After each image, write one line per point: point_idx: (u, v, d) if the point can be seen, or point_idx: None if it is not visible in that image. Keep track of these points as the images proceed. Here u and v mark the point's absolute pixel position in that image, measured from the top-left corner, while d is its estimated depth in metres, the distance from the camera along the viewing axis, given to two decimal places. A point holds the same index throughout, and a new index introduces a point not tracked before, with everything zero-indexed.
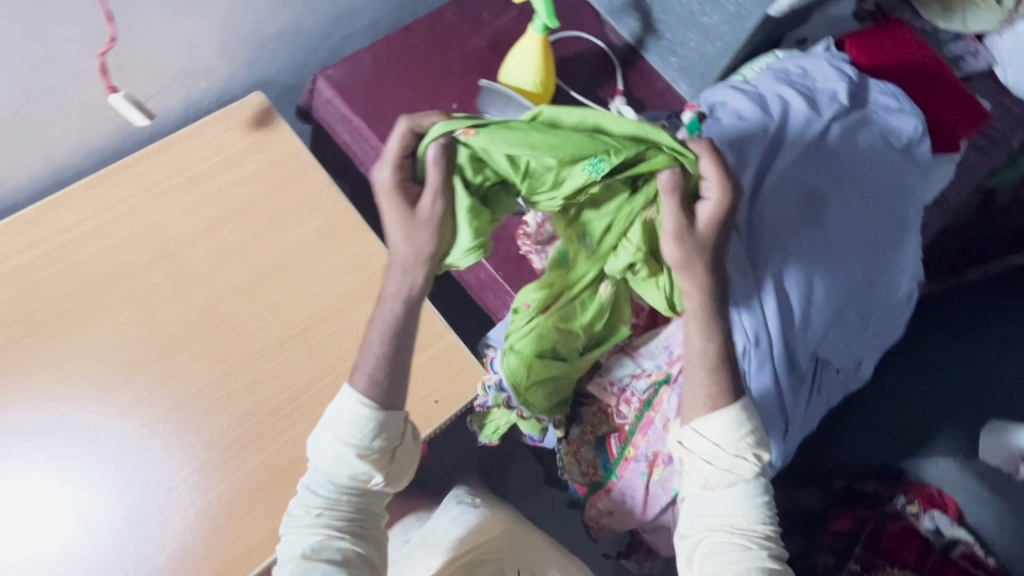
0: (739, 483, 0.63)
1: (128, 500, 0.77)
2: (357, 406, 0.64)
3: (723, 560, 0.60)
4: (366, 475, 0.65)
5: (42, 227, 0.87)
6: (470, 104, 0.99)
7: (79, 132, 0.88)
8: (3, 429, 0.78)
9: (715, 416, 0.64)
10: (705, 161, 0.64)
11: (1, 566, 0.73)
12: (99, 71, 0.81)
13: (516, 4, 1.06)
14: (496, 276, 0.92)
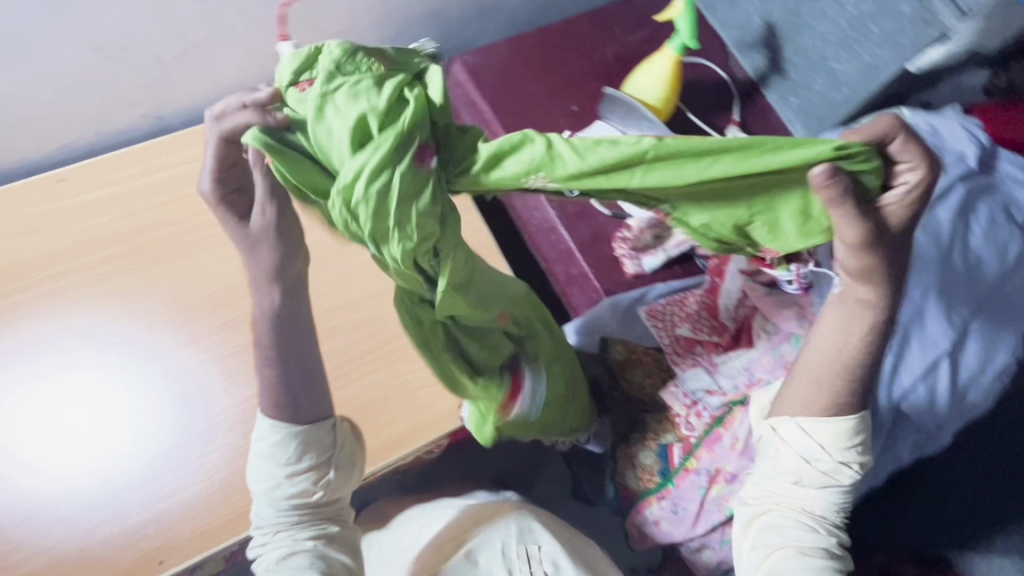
0: (832, 486, 0.63)
1: (182, 423, 0.80)
2: (270, 430, 0.64)
3: (792, 539, 0.63)
4: (304, 490, 0.64)
5: (190, 150, 0.96)
6: (589, 107, 1.03)
7: (240, 71, 0.97)
8: (96, 330, 0.84)
9: (840, 423, 0.62)
10: (890, 142, 0.49)
11: (57, 457, 0.78)
12: (278, 19, 0.92)
13: (648, 25, 1.11)
14: (587, 272, 0.94)
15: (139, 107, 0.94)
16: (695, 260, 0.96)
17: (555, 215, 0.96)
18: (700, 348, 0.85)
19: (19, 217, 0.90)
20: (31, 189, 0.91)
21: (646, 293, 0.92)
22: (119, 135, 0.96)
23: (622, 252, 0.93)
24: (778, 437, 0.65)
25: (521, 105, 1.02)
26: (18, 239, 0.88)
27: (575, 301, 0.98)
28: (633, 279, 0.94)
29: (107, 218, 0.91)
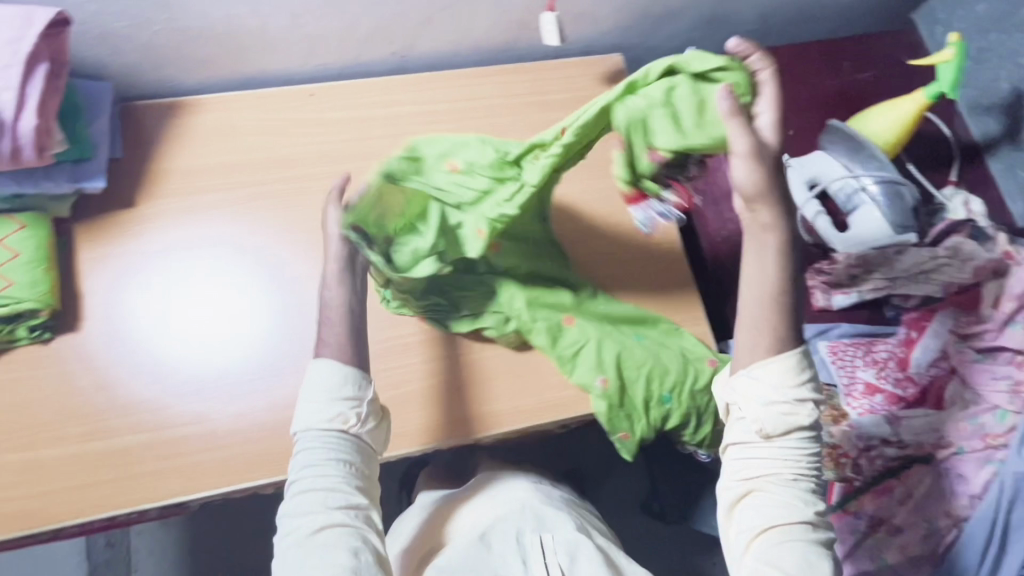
0: (799, 432, 0.65)
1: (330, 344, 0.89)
2: (321, 374, 0.73)
3: (778, 505, 0.65)
4: (343, 430, 0.71)
5: (424, 93, 1.05)
6: (805, 135, 1.04)
7: (486, 32, 1.03)
8: (273, 240, 0.94)
9: (771, 364, 0.66)
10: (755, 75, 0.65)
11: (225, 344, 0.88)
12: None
13: (879, 66, 1.10)
14: None
15: (394, 44, 1.01)
16: (885, 309, 0.93)
17: None
18: (881, 397, 0.85)
19: (271, 121, 0.99)
20: (285, 97, 1.00)
21: (830, 329, 0.92)
22: (365, 67, 1.04)
23: (813, 282, 0.93)
24: (736, 396, 0.68)
25: None
26: (268, 139, 0.98)
27: None
28: (817, 313, 0.93)
29: (342, 138, 1.00)
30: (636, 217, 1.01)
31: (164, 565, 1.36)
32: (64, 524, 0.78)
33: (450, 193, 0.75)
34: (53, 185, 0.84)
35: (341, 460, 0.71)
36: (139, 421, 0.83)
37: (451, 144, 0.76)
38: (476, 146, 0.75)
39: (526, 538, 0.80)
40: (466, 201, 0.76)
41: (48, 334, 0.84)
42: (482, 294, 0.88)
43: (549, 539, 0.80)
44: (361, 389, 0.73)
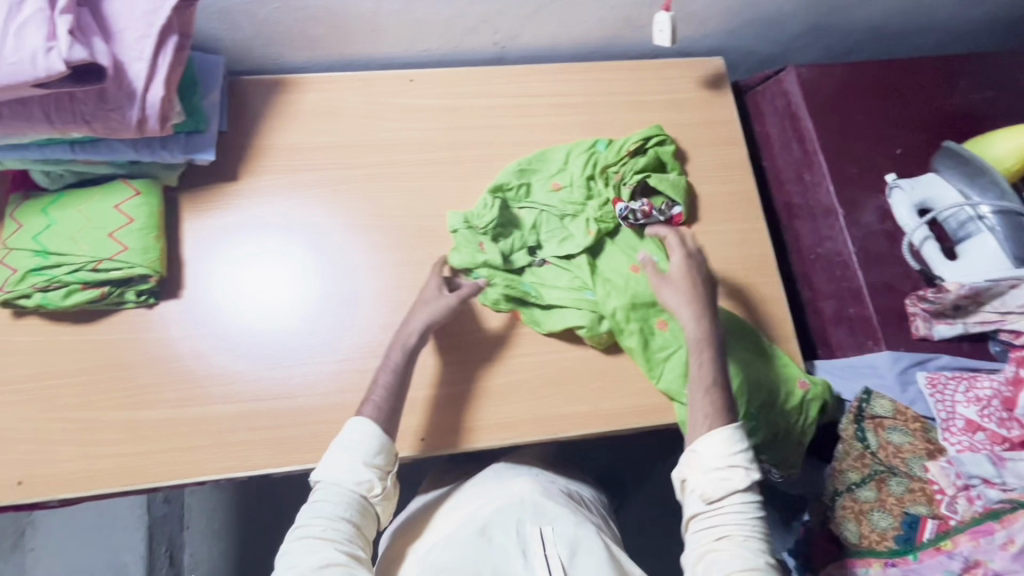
0: (737, 492, 0.71)
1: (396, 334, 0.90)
2: (364, 428, 0.76)
3: (729, 553, 0.69)
4: (368, 482, 0.74)
5: (522, 84, 1.04)
6: (913, 155, 1.00)
7: (591, 27, 1.02)
8: (357, 224, 0.95)
9: (711, 433, 0.73)
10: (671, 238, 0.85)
11: (292, 324, 0.89)
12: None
13: (997, 86, 1.05)
14: (871, 318, 0.92)
15: (497, 34, 1.01)
16: (989, 343, 0.91)
17: (854, 252, 0.94)
18: (983, 435, 0.81)
19: (370, 103, 1.00)
20: (384, 81, 1.01)
21: (929, 359, 0.90)
22: (464, 54, 1.04)
23: (915, 311, 0.90)
24: (683, 473, 0.74)
25: (844, 133, 1.01)
26: (366, 121, 0.99)
27: (835, 340, 0.97)
28: (916, 341, 0.91)
29: (438, 124, 1.00)
30: (729, 229, 1.00)
31: (213, 524, 1.40)
32: (162, 483, 0.81)
33: (555, 210, 0.95)
34: (168, 155, 0.85)
35: (359, 511, 0.74)
36: (234, 390, 0.85)
37: (548, 169, 0.98)
38: (553, 172, 0.97)
39: (526, 530, 0.76)
40: (569, 213, 0.94)
41: (153, 299, 0.86)
42: (573, 291, 0.90)
43: (548, 531, 0.76)
44: (389, 461, 0.76)
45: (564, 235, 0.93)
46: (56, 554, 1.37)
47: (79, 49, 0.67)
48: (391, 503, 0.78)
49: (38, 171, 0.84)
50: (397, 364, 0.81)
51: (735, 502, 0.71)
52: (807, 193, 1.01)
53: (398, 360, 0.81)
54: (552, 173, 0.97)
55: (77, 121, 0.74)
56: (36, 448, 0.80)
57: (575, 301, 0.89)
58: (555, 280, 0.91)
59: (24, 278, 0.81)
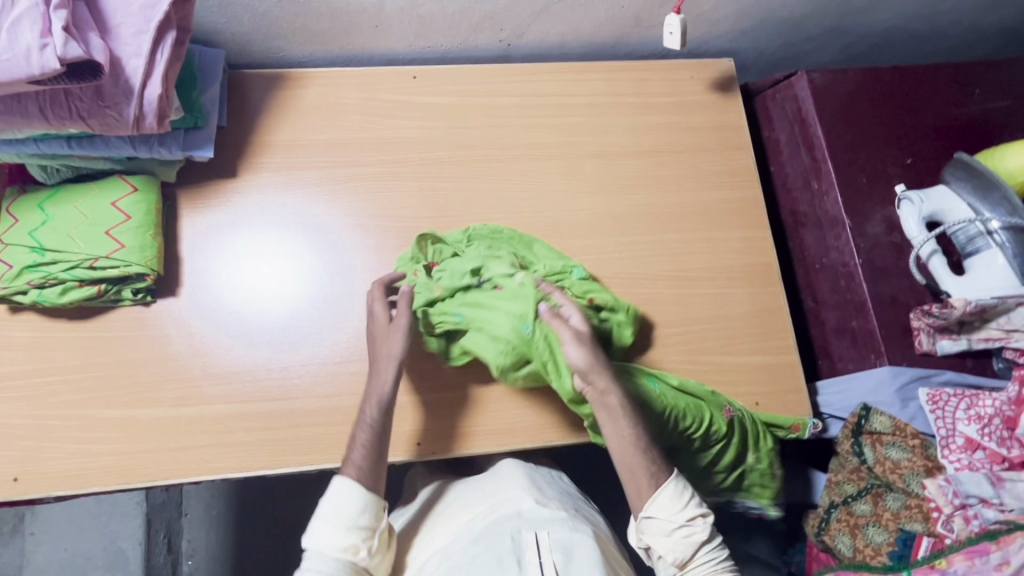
0: (698, 544, 0.73)
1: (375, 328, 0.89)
2: (348, 488, 0.74)
3: None
4: (354, 547, 0.72)
5: (526, 83, 1.02)
6: (924, 166, 0.98)
7: (599, 26, 1.00)
8: (346, 217, 0.94)
9: (658, 495, 0.74)
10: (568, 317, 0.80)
11: (273, 319, 0.88)
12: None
13: (1013, 96, 1.03)
14: (875, 332, 0.90)
15: (502, 32, 0.99)
16: (992, 359, 0.91)
17: (859, 264, 0.93)
18: (983, 454, 0.82)
19: (372, 100, 0.98)
20: (385, 77, 0.99)
21: (933, 376, 0.88)
22: (469, 51, 1.02)
23: (919, 325, 0.89)
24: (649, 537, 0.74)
25: (855, 141, 0.99)
26: (367, 119, 0.97)
27: (836, 351, 0.96)
28: (919, 356, 0.90)
29: (439, 123, 0.99)
30: (734, 237, 0.98)
31: (210, 514, 1.41)
32: (158, 482, 0.81)
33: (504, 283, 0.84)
34: (166, 152, 0.84)
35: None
36: (230, 391, 0.85)
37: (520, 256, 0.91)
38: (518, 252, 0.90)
39: (524, 535, 0.76)
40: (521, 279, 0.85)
41: (150, 297, 0.86)
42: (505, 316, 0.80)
43: (543, 536, 0.76)
44: (377, 518, 0.75)
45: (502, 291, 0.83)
46: (53, 539, 1.38)
47: (74, 45, 0.65)
48: (382, 564, 0.76)
49: (34, 166, 0.82)
50: (374, 421, 0.77)
51: (699, 553, 0.74)
52: (814, 202, 1.00)
53: (372, 427, 0.77)
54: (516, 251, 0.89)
55: (73, 118, 0.73)
56: (33, 444, 0.80)
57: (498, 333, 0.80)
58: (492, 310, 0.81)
59: (20, 274, 0.80)
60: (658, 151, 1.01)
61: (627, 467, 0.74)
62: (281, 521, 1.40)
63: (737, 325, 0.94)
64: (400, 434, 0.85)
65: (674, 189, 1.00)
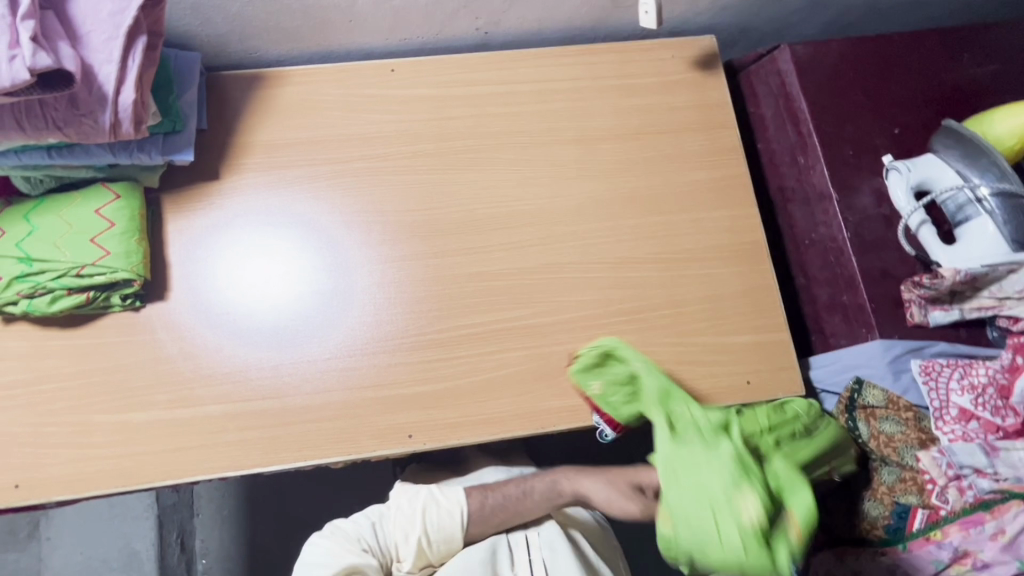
0: None
1: (373, 335, 0.89)
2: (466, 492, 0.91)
3: None
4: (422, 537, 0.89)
5: (505, 72, 1.01)
6: (912, 135, 0.97)
7: (574, 9, 0.98)
8: (347, 228, 0.93)
9: None
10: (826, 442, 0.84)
11: (276, 333, 0.88)
12: None
13: (1003, 59, 1.01)
14: (865, 305, 0.89)
15: (478, 20, 0.98)
16: (986, 328, 0.90)
17: (848, 238, 0.91)
18: (976, 424, 0.83)
19: (351, 96, 0.98)
20: (363, 72, 0.99)
21: (925, 347, 0.87)
22: (447, 42, 1.02)
23: (910, 297, 0.88)
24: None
25: (841, 113, 0.97)
26: (347, 115, 0.97)
27: (828, 327, 0.96)
28: (910, 328, 0.89)
29: (420, 116, 0.98)
30: (720, 216, 0.97)
31: (220, 513, 1.43)
32: (157, 484, 0.82)
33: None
34: (145, 157, 0.84)
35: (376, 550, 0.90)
36: (222, 391, 0.85)
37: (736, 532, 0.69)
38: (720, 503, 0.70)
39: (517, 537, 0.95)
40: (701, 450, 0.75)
41: (139, 303, 0.86)
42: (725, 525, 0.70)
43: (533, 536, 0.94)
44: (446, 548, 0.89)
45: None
46: (70, 543, 1.41)
47: (43, 56, 0.66)
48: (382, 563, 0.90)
49: (18, 178, 0.83)
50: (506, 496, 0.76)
51: None
52: (801, 177, 0.99)
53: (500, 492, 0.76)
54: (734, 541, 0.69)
55: (50, 128, 0.74)
56: (32, 451, 0.81)
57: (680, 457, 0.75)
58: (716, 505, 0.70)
59: (9, 285, 0.81)
60: (641, 133, 1.00)
61: None
62: (290, 516, 1.42)
63: (727, 304, 0.94)
64: (393, 427, 0.86)
65: (658, 170, 0.99)
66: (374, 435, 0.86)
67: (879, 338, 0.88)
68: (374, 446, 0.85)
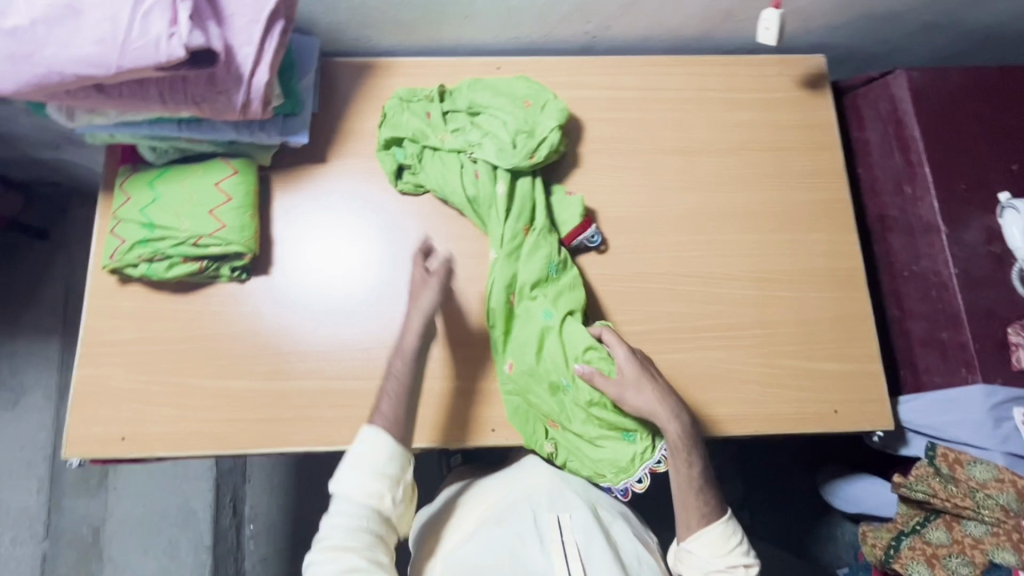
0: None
1: (463, 326, 0.90)
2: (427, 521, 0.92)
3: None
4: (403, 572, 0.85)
5: (610, 76, 1.01)
6: None
7: (688, 18, 0.98)
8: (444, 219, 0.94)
9: (704, 533, 0.81)
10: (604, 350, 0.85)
11: (372, 316, 0.90)
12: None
13: None
14: (968, 345, 0.87)
15: (589, 24, 0.98)
16: None
17: (954, 274, 0.89)
18: None
19: None
20: (471, 67, 1.00)
21: None
22: (553, 43, 1.02)
23: (1018, 340, 0.86)
24: (681, 566, 0.83)
25: (956, 143, 0.94)
26: None
27: (922, 363, 0.93)
28: (1015, 373, 0.86)
29: None
30: (818, 239, 0.96)
31: (271, 483, 1.44)
32: (250, 450, 0.85)
33: (523, 120, 0.92)
34: (265, 136, 0.88)
35: None
36: (316, 367, 0.88)
37: (534, 420, 0.87)
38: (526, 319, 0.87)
39: (545, 518, 0.84)
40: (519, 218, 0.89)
41: (245, 275, 0.90)
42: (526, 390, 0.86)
43: (565, 519, 0.84)
44: (402, 469, 0.76)
45: (539, 109, 0.93)
46: (134, 494, 1.42)
47: (196, 34, 0.69)
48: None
49: (145, 147, 0.88)
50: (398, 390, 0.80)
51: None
52: (906, 207, 0.96)
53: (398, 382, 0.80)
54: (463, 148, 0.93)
55: (187, 102, 0.77)
56: (137, 407, 0.86)
57: (564, 330, 0.86)
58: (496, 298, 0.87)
59: (131, 248, 0.86)
60: (743, 149, 0.99)
61: (684, 507, 0.82)
62: None
63: (818, 330, 0.92)
64: (476, 420, 0.87)
65: (759, 188, 0.98)
66: (458, 424, 0.87)
67: (980, 380, 0.86)
68: (457, 436, 0.87)
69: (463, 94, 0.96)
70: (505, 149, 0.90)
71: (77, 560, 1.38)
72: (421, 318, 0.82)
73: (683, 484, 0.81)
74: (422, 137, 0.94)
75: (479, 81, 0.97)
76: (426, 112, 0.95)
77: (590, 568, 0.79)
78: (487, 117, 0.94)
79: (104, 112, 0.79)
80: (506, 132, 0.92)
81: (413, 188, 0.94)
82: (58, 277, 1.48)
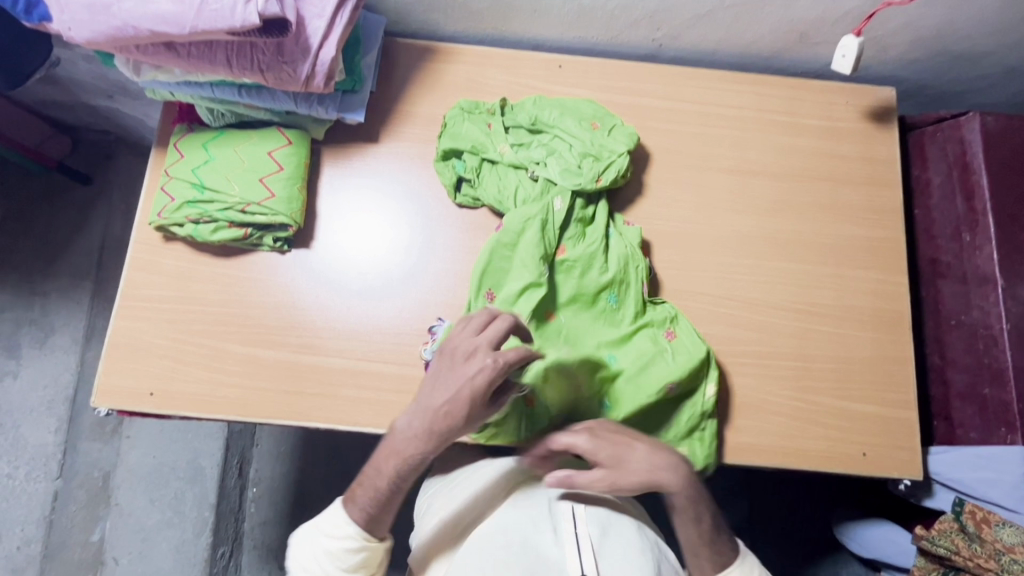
0: None
1: None
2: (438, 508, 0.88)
3: None
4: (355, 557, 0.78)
5: (672, 86, 0.99)
6: None
7: (760, 36, 0.96)
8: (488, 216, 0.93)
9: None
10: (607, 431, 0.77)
11: (406, 300, 0.90)
12: (866, 14, 0.86)
13: None
14: (1012, 405, 0.85)
15: (658, 31, 0.96)
16: None
17: (1006, 329, 0.87)
18: None
19: (515, 84, 0.98)
20: (533, 62, 0.99)
21: None
22: (619, 47, 1.01)
23: None
24: None
25: None
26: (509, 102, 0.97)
27: (958, 416, 0.92)
28: None
29: None
30: (867, 277, 0.93)
31: (278, 450, 1.44)
32: (274, 420, 0.86)
33: (591, 145, 0.91)
34: (323, 111, 0.88)
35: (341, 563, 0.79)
36: (346, 346, 0.88)
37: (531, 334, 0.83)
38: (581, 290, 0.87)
39: (560, 507, 0.78)
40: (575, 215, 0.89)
41: (287, 246, 0.90)
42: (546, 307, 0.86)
43: (579, 509, 0.77)
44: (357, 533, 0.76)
45: (607, 133, 0.92)
46: (147, 445, 1.44)
47: (273, 3, 0.69)
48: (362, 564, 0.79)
49: (203, 108, 0.89)
50: (394, 483, 0.76)
51: None
52: (962, 254, 0.93)
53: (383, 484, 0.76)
54: (540, 153, 0.92)
55: (253, 69, 0.77)
56: (169, 365, 0.86)
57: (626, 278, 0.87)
58: (511, 282, 0.85)
59: (180, 208, 0.86)
60: (800, 176, 0.97)
61: (696, 558, 0.77)
62: (344, 469, 1.43)
63: (856, 369, 0.90)
64: None
65: (812, 218, 0.95)
66: None
67: (1020, 441, 0.84)
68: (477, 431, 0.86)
69: (527, 109, 0.95)
70: (569, 169, 0.89)
71: (86, 501, 1.41)
72: (424, 416, 0.75)
73: (697, 540, 0.76)
74: (481, 149, 0.92)
75: (545, 98, 0.96)
76: (488, 125, 0.93)
77: (606, 564, 0.71)
78: (555, 134, 0.93)
79: (170, 70, 0.80)
80: (574, 155, 0.91)
81: (470, 202, 0.93)
82: (96, 223, 1.50)
